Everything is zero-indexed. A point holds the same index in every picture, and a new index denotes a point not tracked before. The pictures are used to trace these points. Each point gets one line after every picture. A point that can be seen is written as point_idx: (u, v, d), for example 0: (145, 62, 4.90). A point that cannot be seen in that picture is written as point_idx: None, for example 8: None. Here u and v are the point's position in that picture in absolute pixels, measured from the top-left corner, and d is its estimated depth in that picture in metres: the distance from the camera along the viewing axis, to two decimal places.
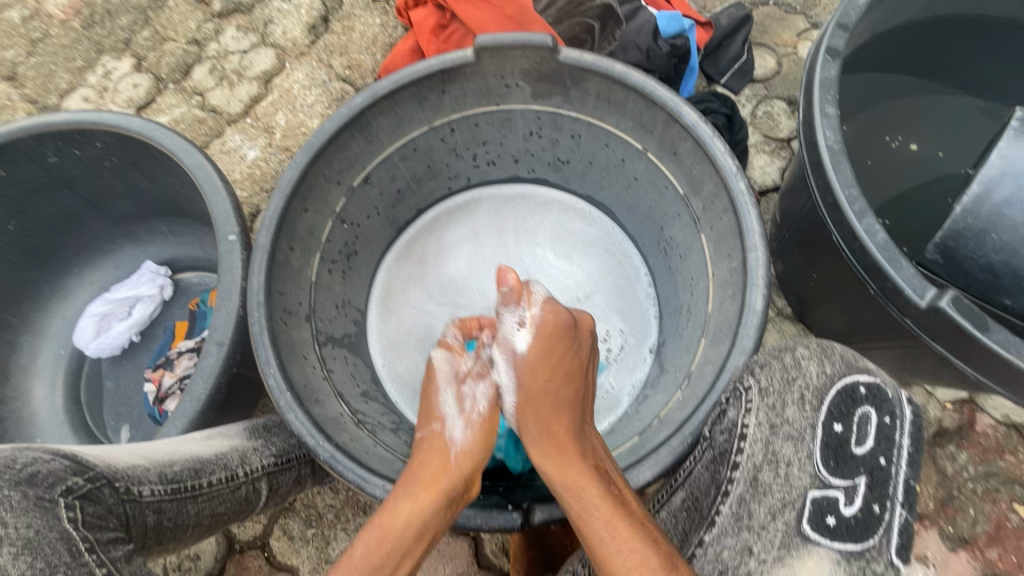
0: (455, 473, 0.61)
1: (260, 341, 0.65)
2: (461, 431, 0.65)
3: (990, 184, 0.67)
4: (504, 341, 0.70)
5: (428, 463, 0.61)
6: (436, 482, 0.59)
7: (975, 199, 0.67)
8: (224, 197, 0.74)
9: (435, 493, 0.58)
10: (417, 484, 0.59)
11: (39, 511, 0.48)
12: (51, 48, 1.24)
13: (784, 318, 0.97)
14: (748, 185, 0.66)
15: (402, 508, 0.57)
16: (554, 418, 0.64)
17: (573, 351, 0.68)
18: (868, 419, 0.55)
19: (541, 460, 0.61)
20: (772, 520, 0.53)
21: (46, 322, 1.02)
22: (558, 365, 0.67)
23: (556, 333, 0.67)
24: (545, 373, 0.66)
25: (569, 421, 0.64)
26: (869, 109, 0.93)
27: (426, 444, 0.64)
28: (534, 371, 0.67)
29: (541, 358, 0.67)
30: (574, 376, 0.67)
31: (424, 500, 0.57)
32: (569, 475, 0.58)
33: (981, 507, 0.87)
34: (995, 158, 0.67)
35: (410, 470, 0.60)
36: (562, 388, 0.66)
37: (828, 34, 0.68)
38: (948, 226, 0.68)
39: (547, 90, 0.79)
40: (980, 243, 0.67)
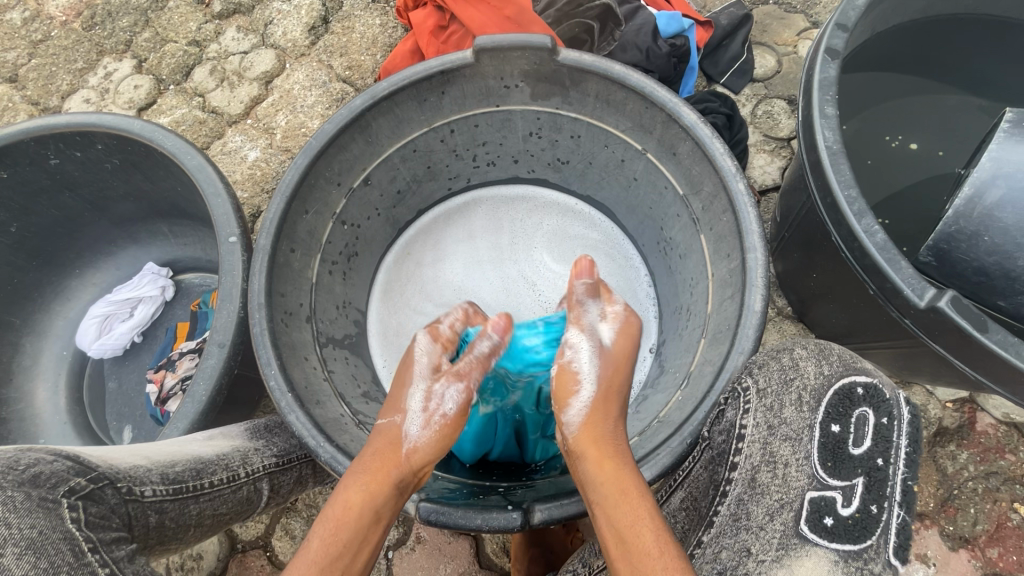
0: (405, 466, 0.61)
1: (261, 343, 0.65)
2: (419, 430, 0.63)
3: (981, 187, 0.65)
4: (591, 329, 0.67)
5: (377, 453, 0.60)
6: (385, 473, 0.59)
7: (967, 202, 0.66)
8: (225, 199, 0.75)
9: (382, 485, 0.58)
10: (364, 473, 0.58)
11: (42, 512, 0.48)
12: (52, 50, 1.24)
13: (784, 318, 0.97)
14: (747, 185, 0.66)
15: (353, 495, 0.57)
16: (610, 421, 0.61)
17: (636, 357, 0.67)
18: (865, 419, 0.54)
19: (598, 460, 0.57)
20: (769, 521, 0.53)
21: (49, 323, 1.02)
22: (625, 365, 0.65)
23: (636, 337, 0.67)
24: (621, 370, 0.64)
25: (621, 425, 0.62)
26: (869, 108, 0.93)
27: (382, 433, 0.63)
28: (615, 366, 0.64)
29: (623, 354, 0.65)
30: (630, 378, 0.66)
31: (374, 492, 0.58)
32: (629, 481, 0.56)
33: (981, 506, 0.87)
34: (985, 161, 0.66)
35: (363, 457, 0.60)
36: (623, 389, 0.64)
37: (827, 34, 0.68)
38: (940, 230, 0.68)
39: (546, 90, 0.79)
40: (972, 245, 0.67)
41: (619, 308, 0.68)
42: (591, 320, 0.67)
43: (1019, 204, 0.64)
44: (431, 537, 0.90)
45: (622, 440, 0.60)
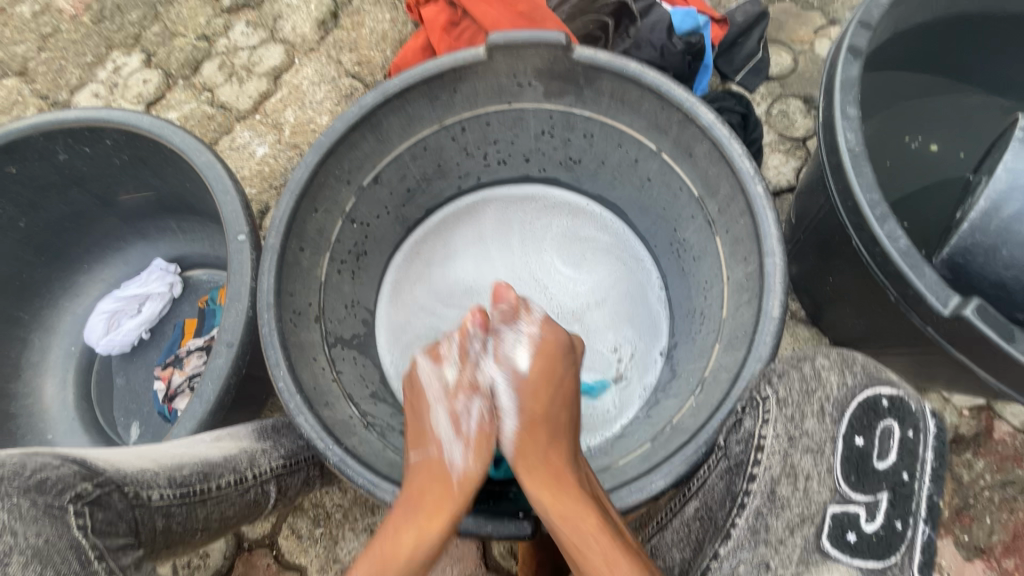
0: (460, 499, 0.59)
1: (270, 343, 0.65)
2: (461, 454, 0.62)
3: (998, 200, 0.64)
4: (506, 357, 0.68)
5: (432, 488, 0.59)
6: (440, 514, 0.57)
7: (983, 215, 0.65)
8: (234, 196, 0.74)
9: (439, 526, 0.57)
10: (420, 512, 0.57)
11: (48, 520, 0.49)
12: (62, 44, 1.24)
13: (797, 321, 0.95)
14: (766, 188, 0.65)
15: (405, 537, 0.56)
16: (551, 445, 0.62)
17: (570, 373, 0.68)
18: (890, 432, 0.53)
19: (536, 484, 0.59)
20: (790, 535, 0.52)
21: (57, 319, 1.02)
22: (559, 384, 0.66)
23: (555, 349, 0.68)
24: (547, 394, 0.65)
25: (564, 446, 0.63)
26: (889, 109, 0.91)
27: (423, 469, 0.61)
28: (536, 393, 0.65)
29: (542, 377, 0.66)
30: (569, 402, 0.66)
31: (427, 533, 0.56)
32: (564, 503, 0.57)
33: (997, 516, 0.85)
34: (1000, 171, 0.65)
35: (410, 496, 0.58)
36: (557, 410, 0.65)
37: (850, 32, 0.66)
38: (955, 243, 0.66)
39: (560, 88, 0.77)
40: (989, 259, 0.65)
41: (534, 329, 0.69)
42: (506, 347, 0.68)
43: None
44: None
45: (565, 462, 0.61)
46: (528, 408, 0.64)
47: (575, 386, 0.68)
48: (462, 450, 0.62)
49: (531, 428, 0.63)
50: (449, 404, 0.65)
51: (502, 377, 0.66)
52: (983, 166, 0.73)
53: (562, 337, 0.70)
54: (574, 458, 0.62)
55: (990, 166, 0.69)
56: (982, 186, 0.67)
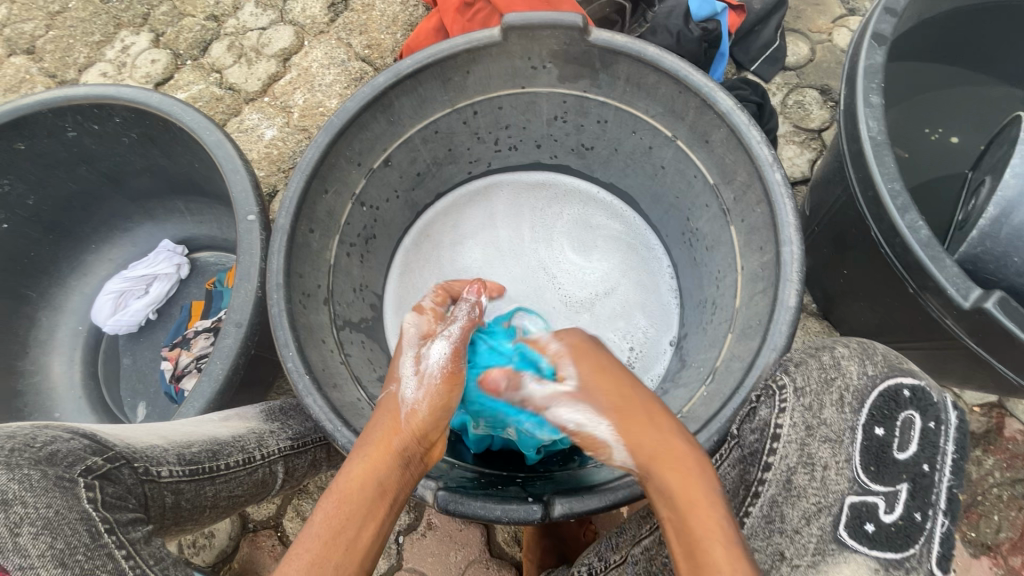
0: (407, 434, 0.59)
1: (279, 324, 0.64)
2: (414, 391, 0.62)
3: (1006, 208, 0.61)
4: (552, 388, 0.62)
5: (379, 426, 0.59)
6: (389, 444, 0.57)
7: (992, 223, 0.62)
8: (244, 175, 0.73)
9: (387, 457, 0.56)
10: (369, 446, 0.57)
11: (59, 491, 0.48)
12: (70, 22, 1.22)
13: (808, 315, 0.94)
14: (784, 176, 0.64)
15: (356, 470, 0.55)
16: (654, 425, 0.55)
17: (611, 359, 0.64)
18: (912, 422, 0.53)
19: (657, 461, 0.52)
20: (806, 525, 0.51)
21: (65, 298, 1.02)
22: (629, 378, 0.60)
23: (587, 345, 0.65)
24: (620, 389, 0.58)
25: (668, 423, 0.55)
26: (909, 99, 0.89)
27: (382, 409, 0.61)
28: (605, 392, 0.59)
29: (600, 374, 0.60)
30: (646, 389, 0.59)
31: (376, 466, 0.55)
32: (693, 482, 0.50)
33: (1005, 513, 0.84)
34: (1008, 176, 0.62)
35: (365, 436, 0.58)
36: (643, 396, 0.58)
37: (874, 17, 0.65)
38: (964, 251, 0.64)
39: (575, 72, 0.76)
40: (1000, 267, 0.63)
41: (554, 344, 0.66)
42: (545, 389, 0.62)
43: None
44: (441, 524, 0.89)
45: (676, 434, 0.54)
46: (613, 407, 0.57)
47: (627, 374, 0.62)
48: (415, 384, 0.63)
49: (634, 424, 0.55)
50: (416, 356, 0.66)
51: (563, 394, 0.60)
52: (983, 164, 0.73)
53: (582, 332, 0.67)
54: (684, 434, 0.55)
55: (995, 163, 0.67)
56: (993, 189, 0.64)
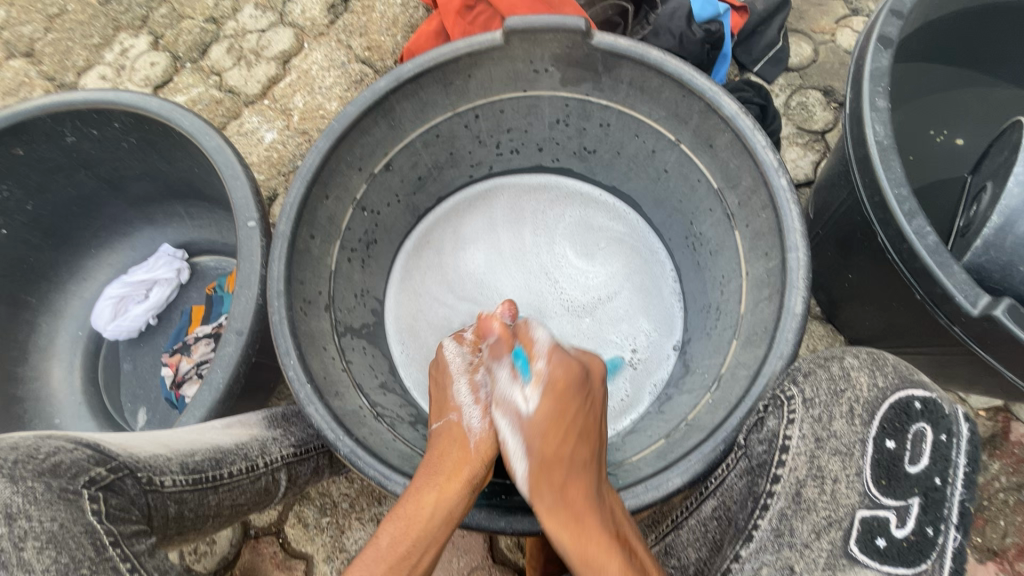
0: (477, 461, 0.60)
1: (279, 332, 0.63)
2: (479, 421, 0.62)
3: (1011, 216, 0.60)
4: (507, 400, 0.61)
5: (449, 454, 0.60)
6: (461, 472, 0.58)
7: (996, 231, 0.61)
8: (244, 182, 0.72)
9: (461, 484, 0.57)
10: (440, 476, 0.57)
11: (63, 503, 0.48)
12: (68, 25, 1.22)
13: (812, 318, 0.94)
14: (789, 181, 0.63)
15: (426, 498, 0.55)
16: (570, 482, 0.56)
17: (587, 408, 0.60)
18: (922, 435, 0.51)
19: (554, 521, 0.54)
20: (815, 539, 0.51)
21: (65, 303, 1.02)
22: (574, 423, 0.58)
23: (566, 387, 0.59)
24: (556, 436, 0.58)
25: (586, 481, 0.56)
26: (915, 102, 0.88)
27: (444, 435, 0.62)
28: (542, 436, 0.58)
29: (551, 420, 0.58)
30: (585, 432, 0.59)
31: (447, 496, 0.56)
32: (587, 548, 0.52)
33: (1011, 519, 0.84)
34: (1011, 185, 0.61)
35: (432, 461, 0.59)
36: (576, 449, 0.58)
37: (881, 20, 0.64)
38: (969, 260, 0.63)
39: (578, 75, 0.75)
40: (1005, 276, 0.62)
41: (541, 364, 0.61)
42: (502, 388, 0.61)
43: None
44: None
45: (588, 494, 0.55)
46: (539, 447, 0.58)
47: (594, 420, 0.60)
48: (478, 416, 0.62)
49: (544, 474, 0.57)
50: (469, 382, 0.64)
51: (506, 421, 0.60)
52: (982, 168, 0.71)
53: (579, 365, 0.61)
54: (600, 495, 0.55)
55: (996, 169, 0.66)
56: (994, 198, 0.62)
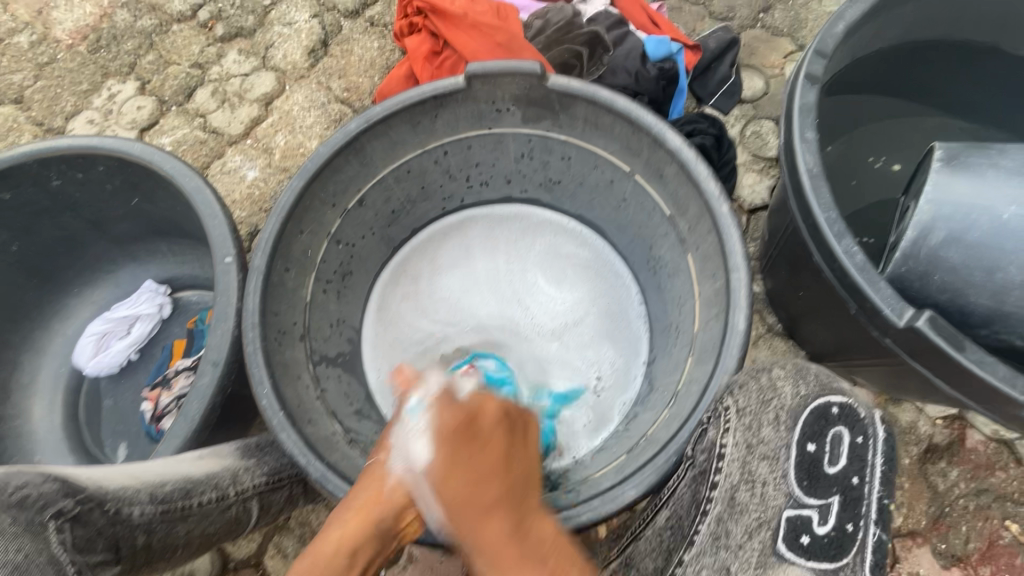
0: (390, 503, 0.58)
1: (254, 362, 0.67)
2: (399, 467, 0.60)
3: (925, 230, 0.65)
4: (403, 452, 0.61)
5: (364, 490, 0.59)
6: (368, 512, 0.58)
7: (913, 243, 0.66)
8: (222, 220, 0.76)
9: (363, 522, 0.57)
10: (348, 512, 0.58)
11: (29, 536, 0.49)
12: (57, 72, 1.27)
13: (774, 335, 0.98)
14: (731, 207, 0.68)
15: (334, 533, 0.56)
16: (486, 518, 0.55)
17: (484, 440, 0.61)
18: (842, 438, 0.56)
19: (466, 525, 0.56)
20: (748, 539, 0.55)
21: (47, 341, 1.03)
22: (474, 461, 0.58)
23: (451, 431, 0.61)
24: (461, 477, 0.57)
25: (500, 518, 0.55)
26: (853, 131, 0.95)
27: (365, 476, 0.61)
28: (449, 442, 0.60)
29: (449, 462, 0.58)
30: (485, 472, 0.58)
31: (352, 531, 0.56)
32: (494, 545, 0.54)
33: (972, 524, 0.87)
34: (924, 203, 0.66)
35: (347, 501, 0.59)
36: (483, 489, 0.57)
37: (806, 60, 0.70)
38: (891, 270, 0.68)
39: (537, 114, 0.81)
40: (924, 284, 0.67)
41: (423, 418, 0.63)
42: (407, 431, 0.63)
43: (964, 243, 0.64)
44: (422, 555, 0.89)
45: (500, 532, 0.54)
46: (445, 437, 0.60)
47: (496, 455, 0.60)
48: (396, 458, 0.61)
49: (453, 454, 0.59)
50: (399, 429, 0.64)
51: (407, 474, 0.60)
52: (912, 190, 0.76)
53: (463, 403, 0.64)
54: (517, 526, 0.55)
55: (918, 190, 0.71)
56: (912, 214, 0.68)
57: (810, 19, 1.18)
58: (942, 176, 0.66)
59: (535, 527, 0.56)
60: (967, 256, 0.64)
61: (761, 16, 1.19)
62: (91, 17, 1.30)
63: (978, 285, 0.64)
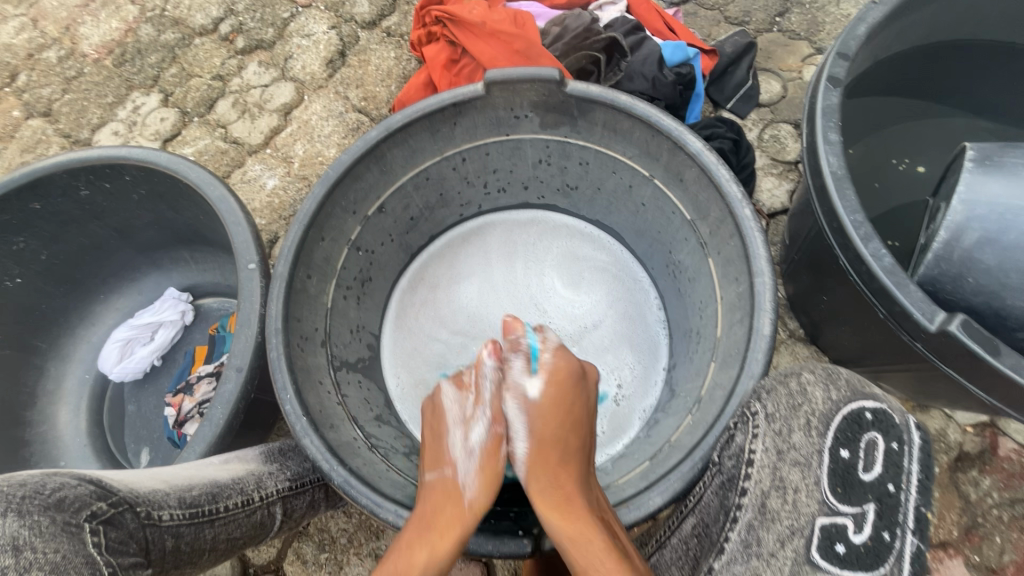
0: (470, 516, 0.61)
1: (277, 368, 0.67)
2: (472, 474, 0.64)
3: (957, 231, 0.64)
4: (514, 384, 0.69)
5: (443, 509, 0.60)
6: (453, 530, 0.59)
7: (945, 245, 0.65)
8: (245, 227, 0.77)
9: (451, 543, 0.58)
10: (432, 531, 0.59)
11: (66, 536, 0.50)
12: (84, 86, 1.30)
13: (796, 340, 0.96)
14: (753, 210, 0.67)
15: (418, 555, 0.57)
16: (563, 461, 0.64)
17: (583, 397, 0.69)
18: (875, 444, 0.54)
19: (546, 495, 0.62)
20: (782, 548, 0.52)
21: (73, 347, 1.05)
22: (564, 410, 0.67)
23: (565, 378, 0.69)
24: (556, 420, 0.66)
25: (577, 464, 0.64)
26: (877, 133, 0.94)
27: (438, 488, 0.63)
28: (543, 419, 0.66)
29: (553, 406, 0.67)
30: (575, 426, 0.66)
31: (441, 551, 0.58)
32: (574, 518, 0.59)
33: (1007, 535, 0.84)
34: (957, 204, 0.65)
35: (425, 515, 0.60)
36: (568, 444, 0.65)
37: (828, 63, 0.69)
38: (922, 273, 0.67)
39: (555, 119, 0.81)
40: (957, 286, 0.65)
41: (546, 356, 0.70)
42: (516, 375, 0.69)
43: (999, 245, 0.63)
44: None
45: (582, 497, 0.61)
46: (554, 381, 0.68)
47: (588, 411, 0.69)
48: (469, 467, 0.64)
49: (560, 394, 0.68)
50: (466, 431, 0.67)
51: (513, 402, 0.68)
52: (941, 191, 0.75)
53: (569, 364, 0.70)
54: (585, 482, 0.63)
55: (948, 192, 0.70)
56: (943, 215, 0.67)
57: (828, 22, 1.17)
58: (974, 176, 0.65)
59: (597, 494, 0.64)
60: (1001, 257, 0.63)
61: (778, 20, 1.18)
62: (116, 32, 1.34)
63: (1013, 287, 0.63)
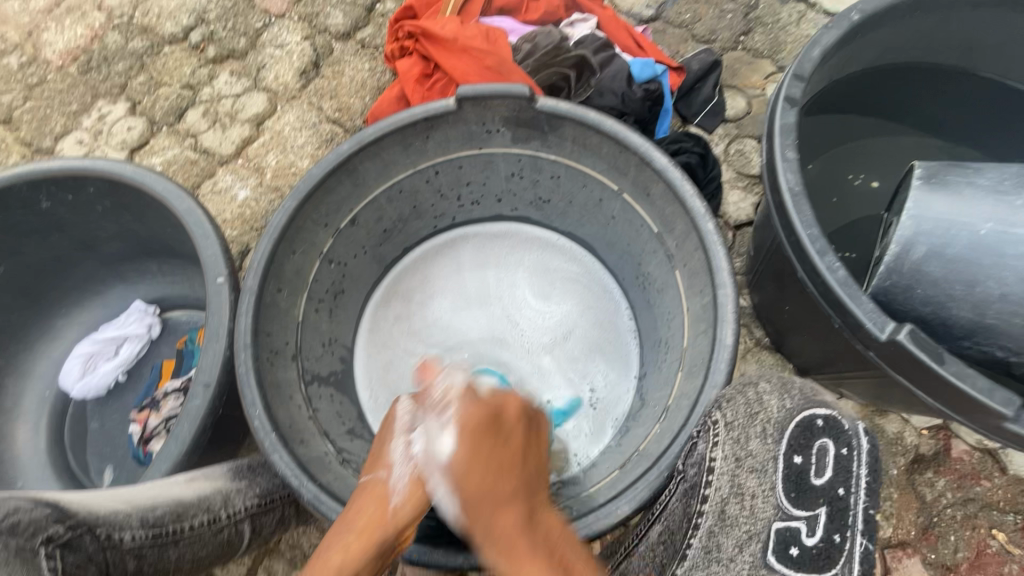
0: (392, 523, 0.60)
1: (246, 384, 0.67)
2: (403, 482, 0.63)
3: (907, 245, 0.68)
4: (432, 443, 0.62)
5: (366, 510, 0.60)
6: (371, 531, 0.58)
7: (896, 257, 0.68)
8: (214, 240, 0.76)
9: (366, 543, 0.58)
10: (351, 531, 0.59)
11: (20, 562, 0.48)
12: (47, 93, 1.27)
13: (762, 348, 1.00)
14: (716, 225, 0.70)
15: (333, 553, 0.57)
16: (500, 511, 0.56)
17: (508, 435, 0.62)
18: (825, 449, 0.57)
19: (493, 553, 0.54)
20: (739, 553, 0.56)
21: (32, 363, 1.02)
22: (492, 456, 0.60)
23: (476, 427, 0.61)
24: (480, 467, 0.58)
25: (516, 511, 0.56)
26: (834, 149, 0.98)
27: (368, 490, 0.63)
28: (468, 472, 0.58)
29: (472, 458, 0.59)
30: (504, 466, 0.59)
31: (356, 550, 0.57)
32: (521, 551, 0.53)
33: (960, 534, 0.88)
34: (905, 219, 0.68)
35: (350, 514, 0.60)
36: (499, 482, 0.58)
37: (785, 83, 0.72)
38: (875, 285, 0.70)
39: (526, 134, 0.83)
40: (907, 297, 0.69)
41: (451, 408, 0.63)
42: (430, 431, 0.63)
43: (945, 258, 0.66)
44: None
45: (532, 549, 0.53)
46: (467, 428, 0.61)
47: (514, 449, 0.62)
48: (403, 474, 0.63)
49: (476, 443, 0.60)
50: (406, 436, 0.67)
51: (430, 466, 0.60)
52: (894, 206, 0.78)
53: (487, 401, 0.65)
54: (530, 521, 0.56)
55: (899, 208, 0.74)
56: (893, 229, 0.70)
57: (788, 41, 1.22)
58: (921, 193, 0.68)
59: (547, 525, 0.56)
60: (947, 270, 0.66)
61: (742, 38, 1.23)
62: (81, 39, 1.31)
63: (958, 298, 0.66)
